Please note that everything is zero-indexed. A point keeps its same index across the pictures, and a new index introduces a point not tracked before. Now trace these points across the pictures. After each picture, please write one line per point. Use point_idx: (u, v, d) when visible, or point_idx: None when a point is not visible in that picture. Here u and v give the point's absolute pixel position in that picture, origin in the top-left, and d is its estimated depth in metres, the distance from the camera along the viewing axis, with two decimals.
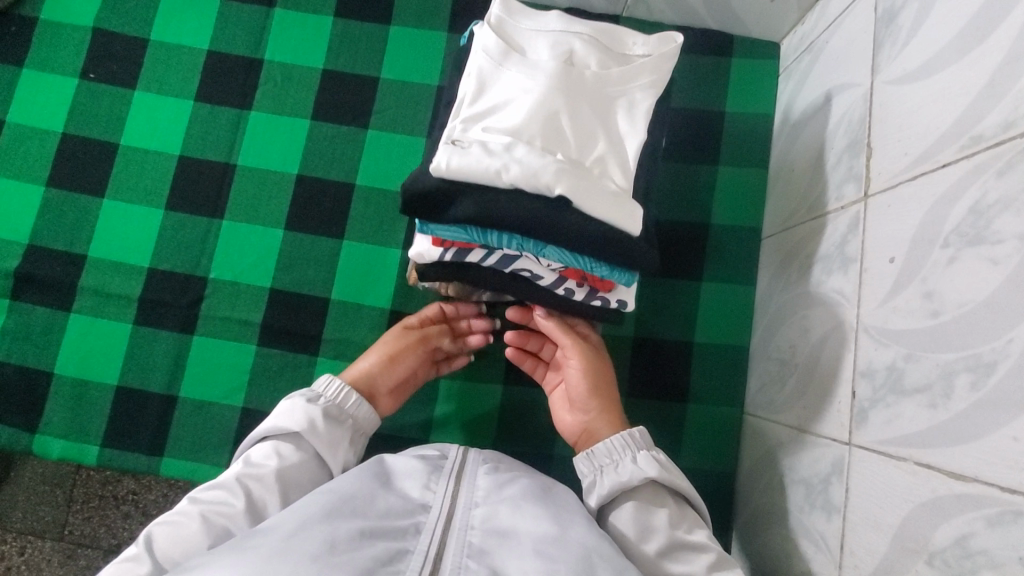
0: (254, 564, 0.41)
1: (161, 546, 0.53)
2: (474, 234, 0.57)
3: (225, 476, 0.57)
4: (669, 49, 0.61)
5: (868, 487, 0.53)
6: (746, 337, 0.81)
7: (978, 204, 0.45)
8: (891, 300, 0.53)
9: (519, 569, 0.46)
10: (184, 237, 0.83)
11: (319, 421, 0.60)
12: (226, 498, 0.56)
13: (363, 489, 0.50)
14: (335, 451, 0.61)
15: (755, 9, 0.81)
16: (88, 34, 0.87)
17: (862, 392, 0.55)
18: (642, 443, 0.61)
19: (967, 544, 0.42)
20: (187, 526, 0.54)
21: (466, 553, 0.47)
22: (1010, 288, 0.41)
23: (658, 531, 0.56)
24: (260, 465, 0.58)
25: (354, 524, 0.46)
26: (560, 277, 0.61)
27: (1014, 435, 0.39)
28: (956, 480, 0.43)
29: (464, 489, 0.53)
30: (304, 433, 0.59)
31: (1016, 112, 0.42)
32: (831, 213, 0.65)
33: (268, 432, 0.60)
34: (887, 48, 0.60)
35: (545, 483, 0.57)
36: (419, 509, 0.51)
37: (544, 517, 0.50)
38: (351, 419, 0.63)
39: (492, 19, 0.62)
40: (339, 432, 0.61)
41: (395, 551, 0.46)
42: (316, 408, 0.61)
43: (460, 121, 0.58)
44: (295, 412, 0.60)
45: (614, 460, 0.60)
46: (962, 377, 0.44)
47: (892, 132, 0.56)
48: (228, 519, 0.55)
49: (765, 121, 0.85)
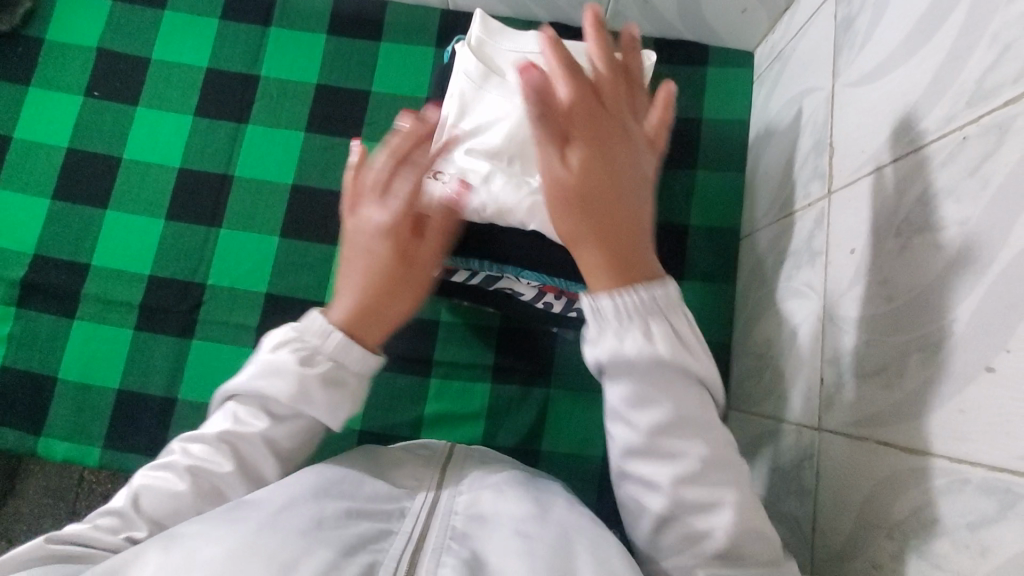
0: (243, 534, 0.43)
1: (147, 505, 0.51)
2: (459, 260, 0.64)
3: (211, 429, 0.53)
4: (642, 70, 0.65)
5: (835, 468, 0.55)
6: (726, 334, 0.83)
7: (924, 194, 0.48)
8: (852, 288, 0.56)
9: (501, 548, 0.47)
10: (184, 245, 0.86)
11: (314, 391, 0.50)
12: (214, 455, 0.52)
13: (351, 474, 0.53)
14: (336, 414, 0.52)
15: (728, 21, 0.85)
16: (93, 54, 0.92)
17: (829, 377, 0.58)
18: (666, 311, 0.46)
19: (922, 515, 0.44)
20: (173, 484, 0.51)
21: (449, 535, 0.49)
22: (952, 271, 0.44)
23: (655, 407, 0.46)
24: (246, 424, 0.53)
25: (342, 505, 0.48)
26: (539, 292, 0.69)
27: (959, 408, 0.42)
28: (910, 455, 0.46)
29: (450, 480, 0.55)
30: (297, 404, 0.50)
31: (957, 106, 0.45)
32: (800, 210, 0.68)
33: (255, 389, 0.52)
34: (846, 53, 0.63)
35: (529, 473, 0.59)
36: (404, 495, 0.53)
37: (524, 500, 0.52)
38: (354, 378, 0.53)
39: (473, 41, 0.66)
40: (337, 396, 0.52)
41: (378, 531, 0.48)
42: (310, 372, 0.51)
43: (445, 140, 0.62)
44: (285, 377, 0.50)
45: (622, 328, 0.46)
46: (914, 357, 0.47)
47: (851, 131, 0.60)
48: (216, 478, 0.52)
49: (741, 126, 0.88)
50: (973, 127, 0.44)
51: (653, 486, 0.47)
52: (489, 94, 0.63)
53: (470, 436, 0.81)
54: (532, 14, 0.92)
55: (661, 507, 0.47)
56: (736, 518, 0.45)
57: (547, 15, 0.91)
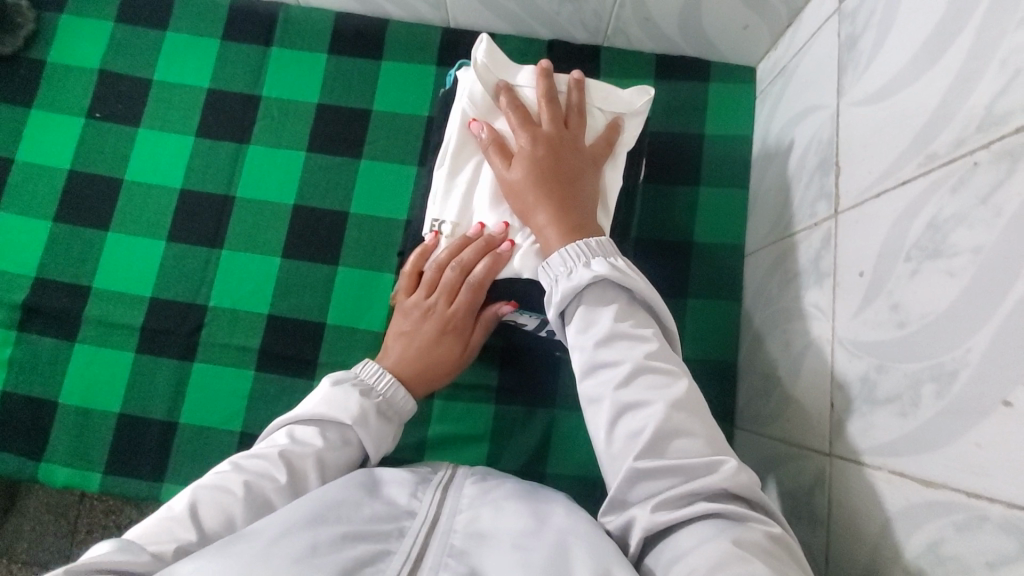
0: (238, 566, 0.42)
1: (202, 513, 0.52)
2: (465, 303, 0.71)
3: (269, 448, 0.59)
4: (640, 107, 0.66)
5: (848, 496, 0.53)
6: (733, 352, 0.82)
7: (935, 219, 0.47)
8: (862, 313, 0.55)
9: (496, 564, 0.46)
10: (186, 267, 0.86)
11: (371, 415, 0.63)
12: (270, 471, 0.57)
13: (349, 497, 0.52)
14: (381, 443, 0.64)
15: (730, 37, 0.85)
16: (94, 76, 0.92)
17: (839, 402, 0.57)
18: (599, 247, 0.56)
19: (940, 550, 0.43)
20: (231, 495, 0.54)
21: (447, 553, 0.48)
22: (966, 300, 0.43)
23: (598, 322, 0.53)
24: (304, 444, 0.59)
25: (337, 530, 0.47)
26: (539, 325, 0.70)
27: (976, 442, 0.41)
28: (927, 488, 0.44)
29: (449, 497, 0.54)
30: (357, 425, 0.61)
31: (968, 131, 0.45)
32: (806, 229, 0.67)
33: (317, 414, 0.61)
34: (851, 72, 0.62)
35: (529, 485, 0.59)
36: (405, 513, 0.52)
37: (522, 515, 0.52)
38: (397, 414, 0.67)
39: (477, 67, 0.64)
40: (387, 425, 0.65)
41: (375, 553, 0.47)
42: (369, 402, 0.64)
43: (447, 172, 0.65)
44: (348, 403, 0.62)
45: (567, 266, 0.55)
46: (928, 387, 0.46)
47: (857, 151, 0.59)
48: (269, 492, 0.56)
49: (745, 143, 0.88)
50: (984, 152, 0.43)
51: (598, 400, 0.51)
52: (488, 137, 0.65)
53: (475, 457, 0.81)
54: (533, 32, 0.91)
55: (604, 418, 0.50)
56: (666, 414, 0.48)
57: (548, 33, 0.91)
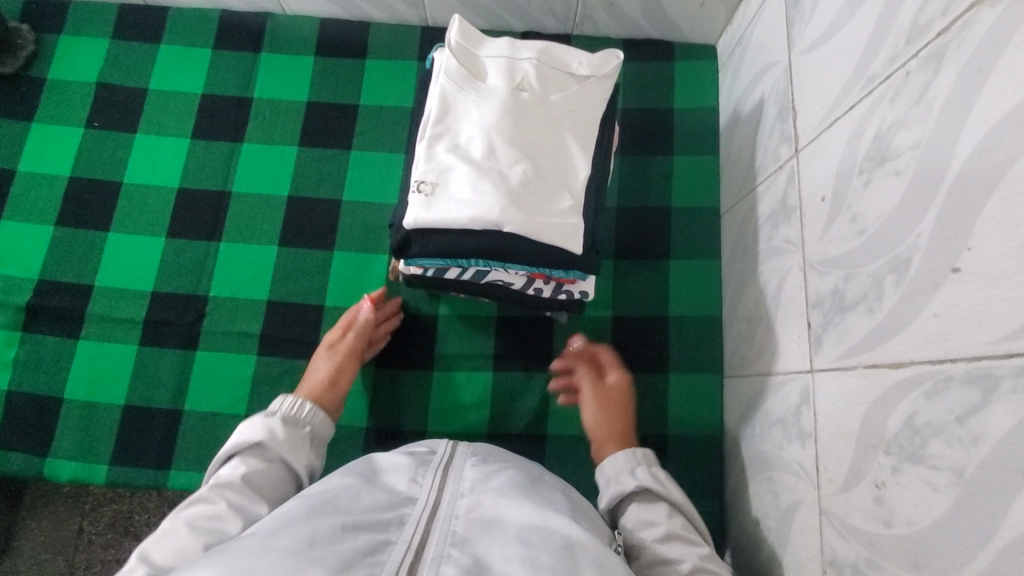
0: (234, 562, 0.40)
1: (154, 560, 0.52)
2: (449, 262, 0.68)
3: (197, 493, 0.59)
4: (609, 69, 0.70)
5: (831, 403, 0.57)
6: (717, 306, 0.86)
7: (879, 130, 0.52)
8: (827, 232, 0.59)
9: (502, 555, 0.44)
10: (186, 260, 0.89)
11: (278, 427, 0.64)
12: (206, 507, 0.57)
13: (347, 487, 0.50)
14: (298, 452, 0.65)
15: (689, 17, 0.91)
16: (92, 88, 0.96)
17: (815, 320, 0.60)
18: (645, 461, 0.66)
19: (915, 422, 0.45)
20: (178, 536, 0.54)
21: (448, 542, 0.45)
22: (913, 191, 0.47)
23: (652, 525, 0.60)
24: (229, 476, 0.60)
25: (336, 520, 0.45)
26: (529, 280, 0.72)
27: (934, 312, 0.44)
28: (896, 370, 0.48)
29: (450, 482, 0.51)
30: (269, 439, 0.63)
31: (899, 47, 0.50)
32: (773, 173, 0.72)
33: (229, 450, 0.63)
34: (798, 25, 0.68)
35: (530, 475, 0.56)
36: (405, 501, 0.49)
37: (527, 504, 0.49)
38: (309, 425, 0.67)
39: (451, 44, 0.70)
40: (298, 434, 0.65)
41: (376, 543, 0.44)
42: (274, 419, 0.65)
43: (427, 137, 0.67)
44: (253, 425, 0.64)
45: (618, 472, 0.65)
46: (889, 279, 0.49)
47: (810, 92, 0.64)
48: (215, 521, 0.56)
49: (710, 113, 0.94)
50: (913, 61, 0.48)
51: None
52: (466, 98, 0.67)
53: (478, 423, 0.83)
54: (507, 25, 0.98)
55: None
56: None
57: (521, 25, 0.97)
